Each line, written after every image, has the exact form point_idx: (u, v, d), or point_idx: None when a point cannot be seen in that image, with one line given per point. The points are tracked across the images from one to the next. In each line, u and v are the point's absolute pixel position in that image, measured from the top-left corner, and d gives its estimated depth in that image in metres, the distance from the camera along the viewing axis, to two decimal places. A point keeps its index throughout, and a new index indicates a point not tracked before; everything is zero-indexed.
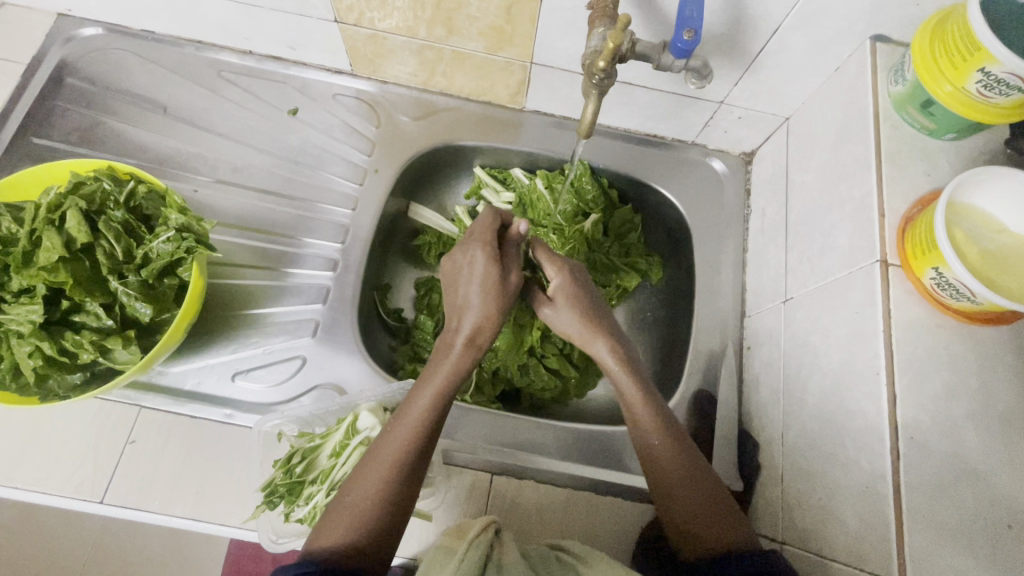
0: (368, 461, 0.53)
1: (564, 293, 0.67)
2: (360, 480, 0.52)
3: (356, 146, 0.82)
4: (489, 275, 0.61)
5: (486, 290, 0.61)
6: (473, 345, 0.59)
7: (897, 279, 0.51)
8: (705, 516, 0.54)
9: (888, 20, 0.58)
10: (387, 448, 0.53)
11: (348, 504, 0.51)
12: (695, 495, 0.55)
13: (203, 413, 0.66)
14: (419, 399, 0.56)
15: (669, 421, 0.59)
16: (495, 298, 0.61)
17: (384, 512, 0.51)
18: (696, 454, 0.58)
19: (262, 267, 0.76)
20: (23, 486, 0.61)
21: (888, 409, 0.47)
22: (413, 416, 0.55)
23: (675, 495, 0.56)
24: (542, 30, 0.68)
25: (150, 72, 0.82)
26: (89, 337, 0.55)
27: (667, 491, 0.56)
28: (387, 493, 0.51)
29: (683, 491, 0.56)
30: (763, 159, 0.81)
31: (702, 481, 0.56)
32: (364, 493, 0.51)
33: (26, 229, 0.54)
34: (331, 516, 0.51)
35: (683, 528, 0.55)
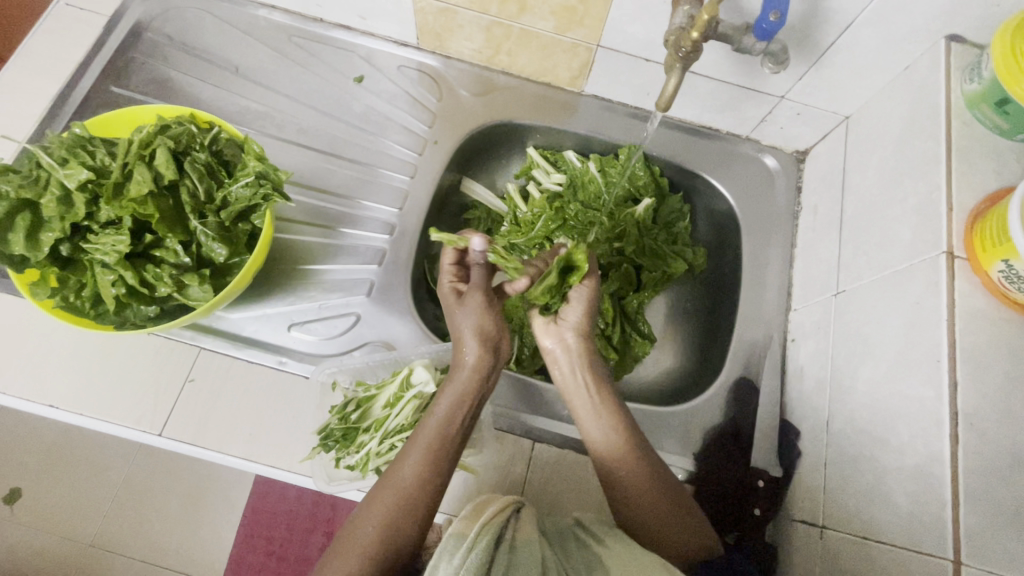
0: (372, 499, 0.55)
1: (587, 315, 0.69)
2: (364, 518, 0.54)
3: (417, 117, 0.84)
4: (482, 314, 0.61)
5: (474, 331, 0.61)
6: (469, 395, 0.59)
7: (963, 272, 0.51)
8: (673, 523, 0.59)
9: (965, 20, 0.59)
10: (388, 487, 0.55)
11: (352, 543, 0.52)
12: (663, 503, 0.59)
13: (258, 358, 0.68)
14: (416, 445, 0.57)
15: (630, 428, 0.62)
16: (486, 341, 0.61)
17: (386, 554, 0.52)
18: (657, 461, 0.62)
19: (319, 225, 0.78)
20: (87, 413, 0.64)
21: (949, 395, 0.48)
22: (409, 463, 0.56)
23: (634, 500, 0.60)
24: (615, 12, 0.69)
25: (224, 32, 0.85)
26: (168, 271, 0.57)
27: (624, 496, 0.60)
28: (395, 538, 0.53)
29: (648, 498, 0.59)
30: (818, 157, 0.81)
31: (670, 489, 0.60)
32: (363, 538, 0.52)
33: (119, 162, 0.56)
34: (333, 553, 0.53)
35: (644, 530, 0.60)
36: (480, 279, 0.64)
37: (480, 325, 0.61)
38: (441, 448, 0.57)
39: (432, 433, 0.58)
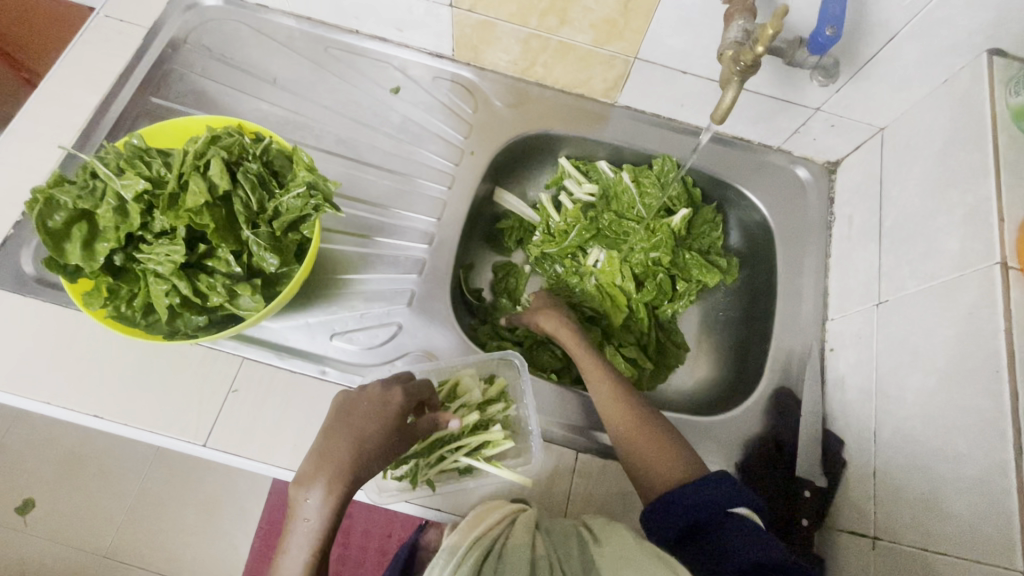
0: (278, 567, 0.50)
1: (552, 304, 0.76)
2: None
3: (453, 127, 0.84)
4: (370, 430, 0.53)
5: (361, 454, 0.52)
6: (346, 465, 0.51)
7: (1017, 282, 0.52)
8: (659, 453, 0.60)
9: (1008, 34, 0.60)
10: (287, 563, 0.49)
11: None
12: (645, 431, 0.61)
13: (301, 369, 0.68)
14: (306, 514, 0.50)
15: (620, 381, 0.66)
16: (360, 461, 0.51)
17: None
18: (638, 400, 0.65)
19: (357, 235, 0.78)
20: (132, 424, 0.64)
21: (1010, 405, 0.48)
22: (304, 533, 0.50)
23: (625, 428, 0.62)
24: (656, 25, 0.70)
25: (262, 44, 0.86)
26: (221, 281, 0.57)
27: (614, 433, 0.63)
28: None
29: (630, 428, 0.62)
30: (851, 168, 0.82)
31: (650, 421, 0.62)
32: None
33: (176, 172, 0.56)
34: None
35: (636, 464, 0.60)
36: (426, 426, 0.60)
37: (360, 445, 0.52)
38: (333, 513, 0.50)
39: (322, 506, 0.50)
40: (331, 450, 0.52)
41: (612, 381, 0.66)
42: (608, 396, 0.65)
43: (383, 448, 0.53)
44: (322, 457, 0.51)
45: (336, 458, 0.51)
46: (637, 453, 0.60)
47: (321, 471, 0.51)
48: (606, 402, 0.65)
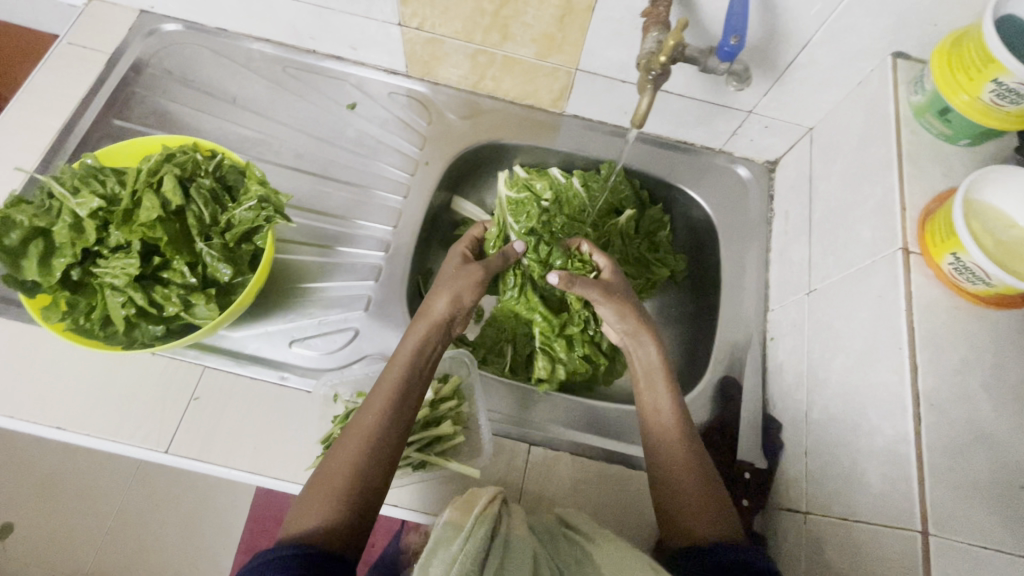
0: (340, 443, 0.58)
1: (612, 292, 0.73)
2: (339, 455, 0.57)
3: (408, 140, 0.88)
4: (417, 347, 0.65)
5: (455, 290, 0.70)
6: (429, 328, 0.67)
7: (918, 265, 0.56)
8: (698, 497, 0.60)
9: (908, 39, 0.65)
10: (358, 429, 0.59)
11: (326, 477, 0.56)
12: (697, 479, 0.61)
13: (261, 374, 0.71)
14: (386, 378, 0.63)
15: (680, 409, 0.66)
16: (457, 289, 0.70)
17: (361, 483, 0.56)
18: (703, 450, 0.64)
19: (316, 245, 0.81)
20: (95, 433, 0.66)
21: (911, 379, 0.52)
22: (377, 400, 0.61)
23: (671, 461, 0.63)
24: (591, 38, 0.75)
25: (222, 65, 0.90)
26: (176, 291, 0.60)
27: (663, 462, 0.63)
28: (362, 464, 0.56)
29: (685, 469, 0.62)
30: (787, 167, 0.86)
31: (706, 471, 0.62)
32: (341, 467, 0.56)
33: (129, 189, 0.59)
34: (310, 494, 0.55)
35: (671, 499, 0.61)
36: (497, 262, 0.76)
37: (453, 281, 0.71)
38: (406, 380, 0.63)
39: (398, 371, 0.63)
40: (437, 282, 0.71)
41: (674, 405, 0.66)
42: (661, 410, 0.66)
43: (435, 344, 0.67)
44: (435, 286, 0.71)
45: (439, 290, 0.70)
46: (683, 500, 0.60)
47: (438, 293, 0.70)
48: (664, 430, 0.65)
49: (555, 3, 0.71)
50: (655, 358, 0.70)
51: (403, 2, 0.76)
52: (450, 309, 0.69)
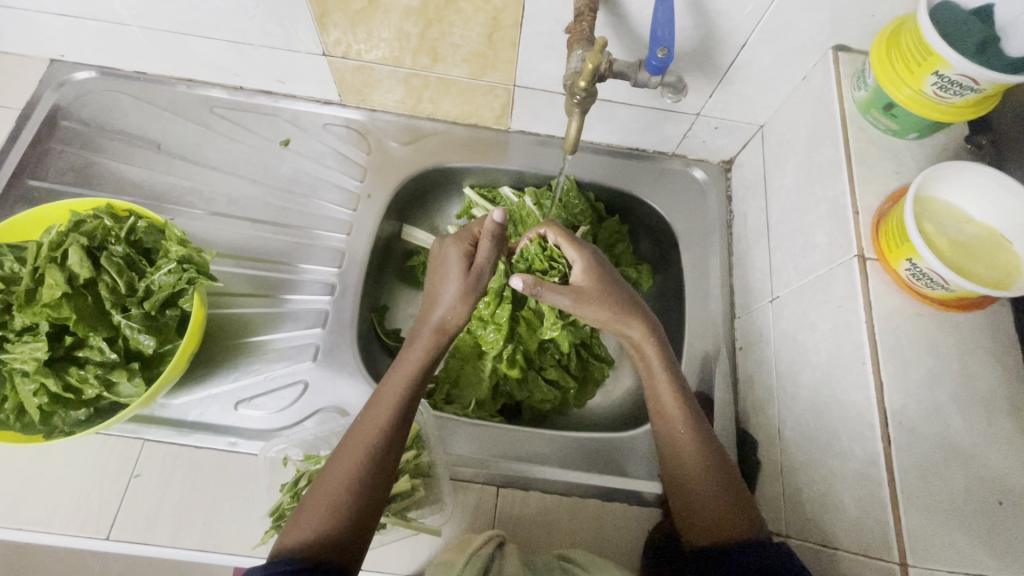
0: (337, 457, 0.54)
1: (588, 276, 0.66)
2: (336, 470, 0.53)
3: (348, 173, 0.84)
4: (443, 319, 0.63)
5: (465, 290, 0.64)
6: (440, 334, 0.63)
7: (875, 272, 0.53)
8: (710, 492, 0.56)
9: (848, 31, 0.62)
10: (356, 442, 0.55)
11: (321, 492, 0.52)
12: (709, 471, 0.57)
13: (206, 443, 0.66)
14: (390, 388, 0.58)
15: (688, 399, 0.61)
16: (466, 293, 0.64)
17: (357, 501, 0.52)
18: (710, 437, 0.60)
19: (259, 294, 0.77)
20: (26, 526, 0.61)
21: (877, 397, 0.49)
22: (383, 410, 0.57)
23: (682, 459, 0.58)
24: (523, 55, 0.71)
25: (143, 111, 0.85)
26: (93, 372, 0.56)
27: (676, 458, 0.59)
28: (360, 480, 0.53)
29: (697, 468, 0.57)
30: (742, 166, 0.83)
31: (722, 461, 0.58)
32: (337, 481, 0.52)
33: (29, 267, 0.56)
34: (304, 508, 0.52)
35: (685, 497, 0.57)
36: (486, 253, 0.66)
37: (462, 284, 0.64)
38: (412, 389, 0.59)
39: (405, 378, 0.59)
40: (437, 287, 0.65)
41: (678, 395, 0.61)
42: (669, 412, 0.60)
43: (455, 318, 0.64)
44: (434, 293, 0.65)
45: (444, 291, 0.64)
46: (692, 497, 0.57)
47: (439, 296, 0.64)
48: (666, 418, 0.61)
49: (482, 21, 0.67)
50: (655, 354, 0.63)
51: (324, 32, 0.71)
52: (459, 315, 0.63)
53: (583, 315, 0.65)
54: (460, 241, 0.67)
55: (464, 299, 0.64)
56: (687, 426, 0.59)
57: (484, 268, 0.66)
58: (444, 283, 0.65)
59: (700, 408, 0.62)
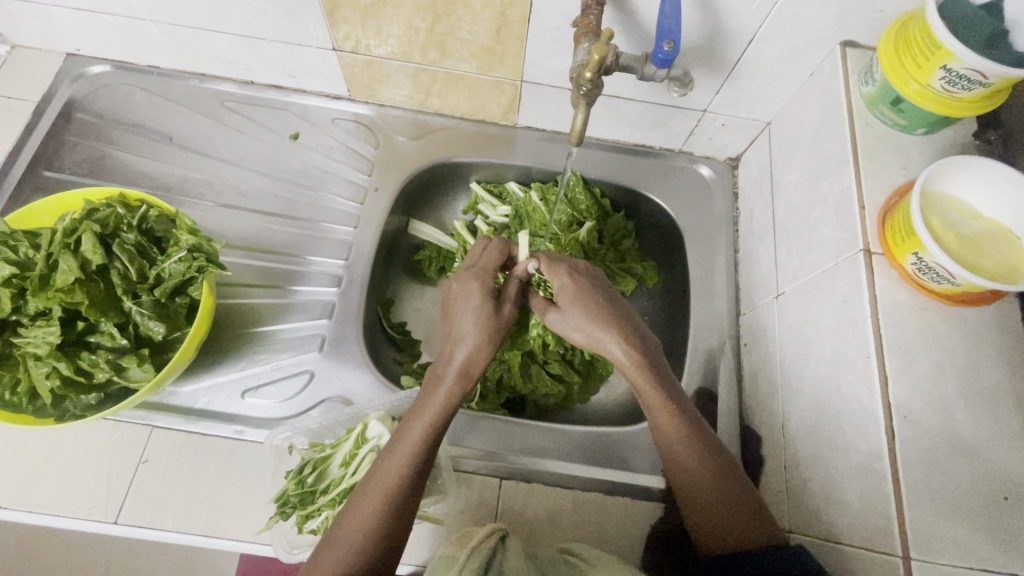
0: (357, 500, 0.54)
1: (570, 299, 0.65)
2: (354, 514, 0.53)
3: (356, 166, 0.85)
4: (467, 361, 0.61)
5: (485, 337, 0.62)
6: (461, 377, 0.60)
7: (881, 266, 0.53)
8: (728, 510, 0.55)
9: (855, 26, 0.62)
10: (374, 489, 0.54)
11: (339, 536, 0.52)
12: (724, 492, 0.56)
13: (213, 430, 0.67)
14: (410, 434, 0.57)
15: (695, 421, 0.59)
16: (489, 338, 0.62)
17: (376, 547, 0.52)
18: (716, 447, 0.58)
19: (267, 286, 0.78)
20: (36, 509, 0.62)
21: (881, 390, 0.49)
22: (400, 458, 0.55)
23: (695, 486, 0.57)
24: (531, 50, 0.71)
25: (156, 104, 0.86)
26: (104, 357, 0.57)
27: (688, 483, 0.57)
28: (378, 527, 0.52)
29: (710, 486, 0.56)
30: (749, 163, 0.83)
31: (736, 477, 0.57)
32: (357, 527, 0.52)
33: (43, 253, 0.57)
34: (323, 552, 0.52)
35: (703, 518, 0.57)
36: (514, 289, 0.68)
37: (490, 326, 0.63)
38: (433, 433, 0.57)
39: (424, 422, 0.57)
40: (465, 327, 0.63)
41: (682, 421, 0.58)
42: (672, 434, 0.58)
43: (478, 363, 0.61)
44: (459, 330, 0.63)
45: (472, 335, 0.62)
46: (711, 518, 0.56)
47: (465, 339, 0.62)
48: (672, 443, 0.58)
49: (490, 16, 0.68)
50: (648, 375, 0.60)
51: (334, 27, 0.72)
52: (482, 361, 0.62)
53: (552, 327, 0.68)
54: (480, 275, 0.67)
55: (487, 341, 0.62)
56: (693, 448, 0.57)
57: (509, 312, 0.65)
58: (461, 325, 0.63)
59: (707, 429, 0.60)
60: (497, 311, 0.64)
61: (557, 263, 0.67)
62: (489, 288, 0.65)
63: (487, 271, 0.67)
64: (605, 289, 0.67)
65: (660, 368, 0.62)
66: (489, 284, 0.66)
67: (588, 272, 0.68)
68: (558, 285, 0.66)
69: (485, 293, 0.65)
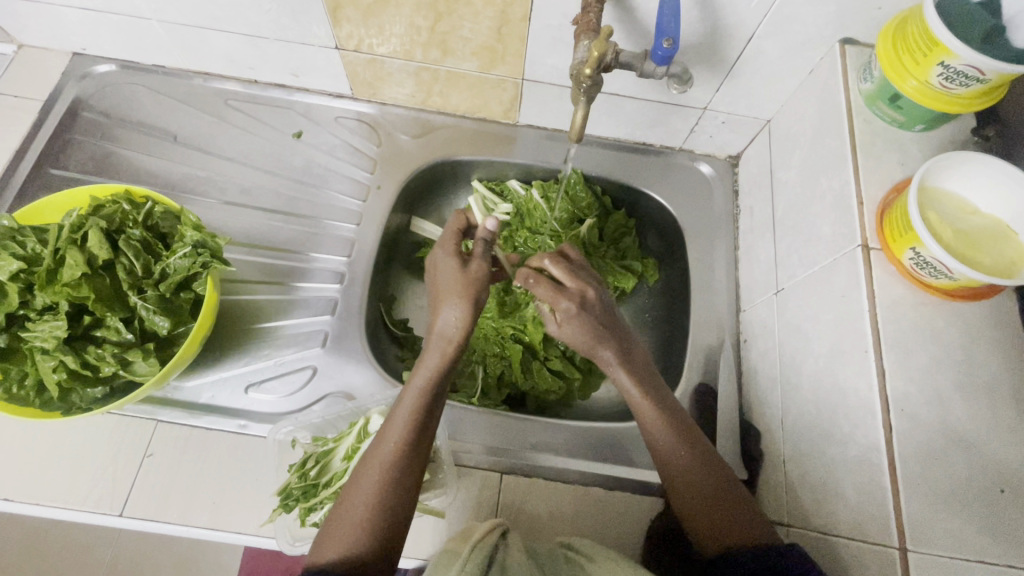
0: (360, 472, 0.54)
1: (572, 322, 0.65)
2: (359, 484, 0.53)
3: (358, 164, 0.85)
4: (451, 323, 0.60)
5: (463, 298, 0.61)
6: (449, 345, 0.60)
7: (879, 262, 0.54)
8: (709, 501, 0.56)
9: (854, 24, 0.62)
10: (376, 457, 0.54)
11: (341, 518, 0.51)
12: (710, 478, 0.57)
13: (217, 425, 0.67)
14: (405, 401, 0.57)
15: (669, 406, 0.61)
16: (468, 291, 0.61)
17: (385, 514, 0.51)
18: (701, 444, 0.59)
19: (270, 282, 0.79)
20: (43, 501, 0.63)
21: (878, 384, 0.49)
22: (397, 424, 0.56)
23: (686, 471, 0.57)
24: (532, 48, 0.72)
25: (160, 103, 0.87)
26: (110, 351, 0.57)
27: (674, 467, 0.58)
28: (385, 493, 0.52)
29: (689, 477, 0.57)
30: (749, 161, 0.83)
31: (715, 467, 0.58)
32: (363, 496, 0.52)
33: (50, 248, 0.58)
34: (332, 525, 0.51)
35: (687, 511, 0.57)
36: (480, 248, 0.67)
37: (464, 280, 0.62)
38: (426, 402, 0.57)
39: (419, 390, 0.57)
40: (444, 288, 0.62)
41: (661, 411, 0.60)
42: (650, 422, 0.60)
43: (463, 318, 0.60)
44: (439, 294, 0.63)
45: (450, 292, 0.61)
46: (699, 504, 0.56)
47: (445, 298, 0.61)
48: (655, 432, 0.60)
49: (491, 14, 0.68)
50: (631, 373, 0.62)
51: (337, 26, 0.73)
52: (462, 321, 0.60)
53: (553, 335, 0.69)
54: (447, 244, 0.67)
55: (467, 300, 0.61)
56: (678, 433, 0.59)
57: (481, 266, 0.64)
58: (438, 290, 0.63)
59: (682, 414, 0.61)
60: (466, 267, 0.63)
61: (564, 290, 0.65)
62: (455, 252, 0.66)
63: (453, 240, 0.68)
64: (606, 306, 0.66)
65: (637, 359, 0.64)
66: (454, 249, 0.66)
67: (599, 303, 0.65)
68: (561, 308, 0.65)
69: (457, 256, 0.65)
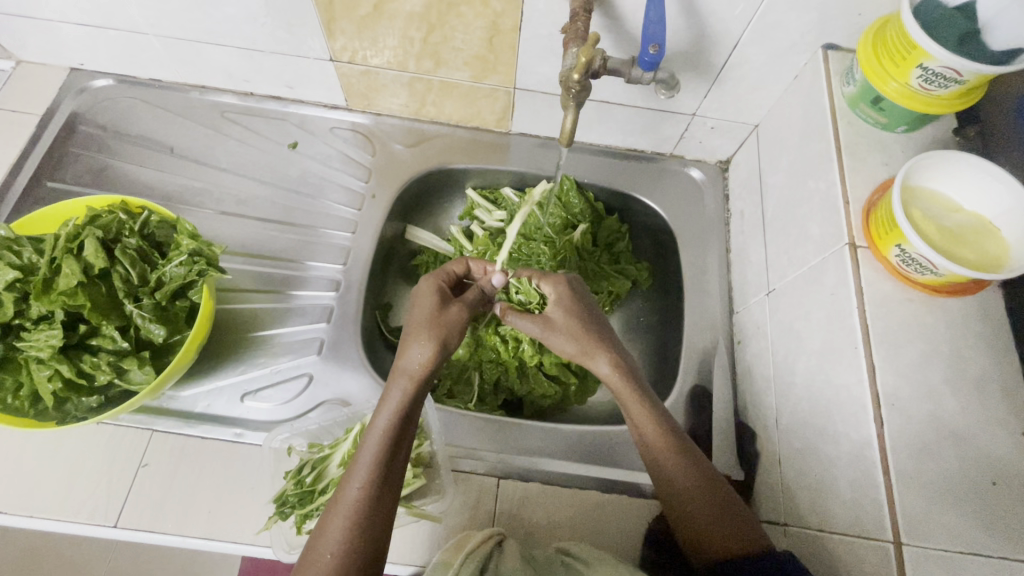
0: (326, 517, 0.52)
1: (561, 306, 0.67)
2: (325, 531, 0.51)
3: (354, 174, 0.86)
4: (417, 361, 0.59)
5: (433, 341, 0.60)
6: (415, 382, 0.58)
7: (866, 259, 0.55)
8: (707, 515, 0.56)
9: (835, 30, 0.64)
10: (341, 501, 0.52)
11: (311, 560, 0.50)
12: (699, 498, 0.56)
13: (213, 433, 0.67)
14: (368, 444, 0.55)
15: (667, 426, 0.60)
16: (437, 333, 0.61)
17: (353, 560, 0.50)
18: (700, 458, 0.59)
19: (266, 291, 0.79)
20: (36, 513, 0.62)
21: (869, 379, 0.50)
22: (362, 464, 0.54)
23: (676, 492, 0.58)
24: (522, 57, 0.73)
25: (157, 116, 0.88)
26: (106, 358, 0.58)
27: (669, 485, 0.58)
28: (351, 538, 0.50)
29: (687, 491, 0.57)
30: (738, 165, 0.84)
31: (712, 481, 0.57)
32: (329, 542, 0.50)
33: (46, 258, 0.58)
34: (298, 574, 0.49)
35: (688, 525, 0.57)
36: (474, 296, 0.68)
37: (439, 321, 0.62)
38: (391, 440, 0.55)
39: (383, 430, 0.56)
40: (415, 322, 0.62)
41: (661, 428, 0.59)
42: (650, 441, 0.59)
43: (426, 367, 0.59)
44: (411, 329, 0.62)
45: (420, 329, 0.61)
46: (695, 522, 0.56)
47: (415, 336, 0.61)
48: (651, 447, 0.59)
49: (482, 25, 0.70)
50: (624, 384, 0.62)
51: (331, 38, 0.74)
52: (431, 358, 0.60)
53: (546, 340, 0.68)
54: (434, 276, 0.68)
55: (435, 339, 0.60)
56: (669, 454, 0.58)
57: (460, 311, 0.64)
58: (411, 325, 0.63)
59: (678, 429, 0.61)
60: (446, 307, 0.63)
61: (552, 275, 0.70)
62: (439, 288, 0.66)
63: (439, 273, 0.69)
64: (594, 309, 0.68)
65: (635, 381, 0.62)
66: (439, 285, 0.66)
67: (578, 290, 0.70)
68: (551, 294, 0.68)
69: (436, 291, 0.65)
